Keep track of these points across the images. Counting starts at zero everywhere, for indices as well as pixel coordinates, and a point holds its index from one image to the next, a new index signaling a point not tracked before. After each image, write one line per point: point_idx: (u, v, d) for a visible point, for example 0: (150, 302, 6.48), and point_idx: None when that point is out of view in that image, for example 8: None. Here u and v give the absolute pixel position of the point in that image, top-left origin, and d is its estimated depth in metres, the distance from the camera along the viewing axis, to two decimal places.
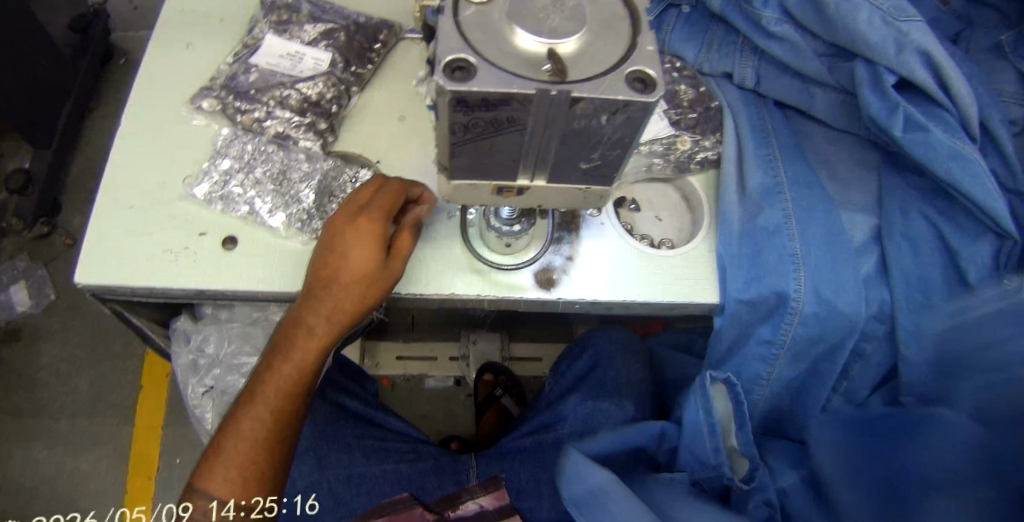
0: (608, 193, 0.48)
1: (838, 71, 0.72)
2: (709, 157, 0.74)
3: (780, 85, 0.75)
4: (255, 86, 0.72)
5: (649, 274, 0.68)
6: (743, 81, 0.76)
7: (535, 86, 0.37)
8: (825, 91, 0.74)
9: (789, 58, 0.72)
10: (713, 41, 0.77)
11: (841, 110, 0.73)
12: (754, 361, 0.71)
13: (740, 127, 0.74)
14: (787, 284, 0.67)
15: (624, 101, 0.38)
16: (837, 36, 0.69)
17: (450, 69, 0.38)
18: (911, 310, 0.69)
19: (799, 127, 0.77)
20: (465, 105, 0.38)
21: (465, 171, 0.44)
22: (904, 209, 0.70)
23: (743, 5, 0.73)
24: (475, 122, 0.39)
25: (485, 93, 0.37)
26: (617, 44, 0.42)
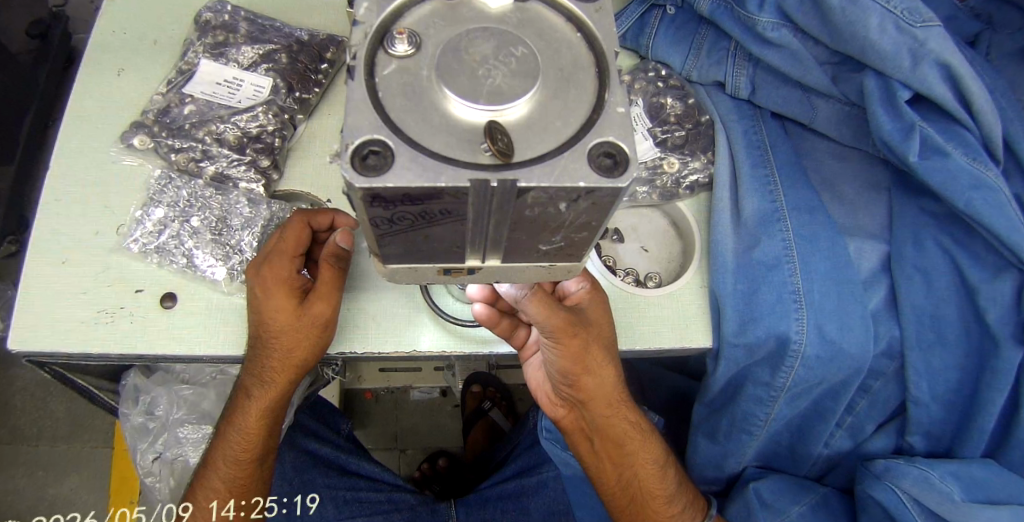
0: (576, 266, 0.41)
1: (844, 82, 0.64)
2: (700, 180, 0.66)
3: (778, 96, 0.66)
4: (190, 121, 0.66)
5: (636, 319, 0.60)
6: (737, 91, 0.68)
7: (468, 177, 0.30)
8: (829, 103, 0.65)
9: (789, 68, 0.64)
10: (702, 45, 0.69)
11: (845, 124, 0.65)
12: (750, 402, 0.64)
13: (734, 143, 0.65)
14: (787, 326, 0.58)
15: (586, 187, 0.31)
16: (844, 45, 0.60)
17: (359, 157, 0.31)
18: (922, 348, 0.63)
19: (799, 141, 0.69)
20: (382, 200, 0.31)
21: (400, 257, 0.38)
22: (916, 237, 0.63)
23: (737, 10, 0.65)
24: (400, 216, 0.33)
25: (405, 189, 0.30)
26: (577, 102, 0.34)
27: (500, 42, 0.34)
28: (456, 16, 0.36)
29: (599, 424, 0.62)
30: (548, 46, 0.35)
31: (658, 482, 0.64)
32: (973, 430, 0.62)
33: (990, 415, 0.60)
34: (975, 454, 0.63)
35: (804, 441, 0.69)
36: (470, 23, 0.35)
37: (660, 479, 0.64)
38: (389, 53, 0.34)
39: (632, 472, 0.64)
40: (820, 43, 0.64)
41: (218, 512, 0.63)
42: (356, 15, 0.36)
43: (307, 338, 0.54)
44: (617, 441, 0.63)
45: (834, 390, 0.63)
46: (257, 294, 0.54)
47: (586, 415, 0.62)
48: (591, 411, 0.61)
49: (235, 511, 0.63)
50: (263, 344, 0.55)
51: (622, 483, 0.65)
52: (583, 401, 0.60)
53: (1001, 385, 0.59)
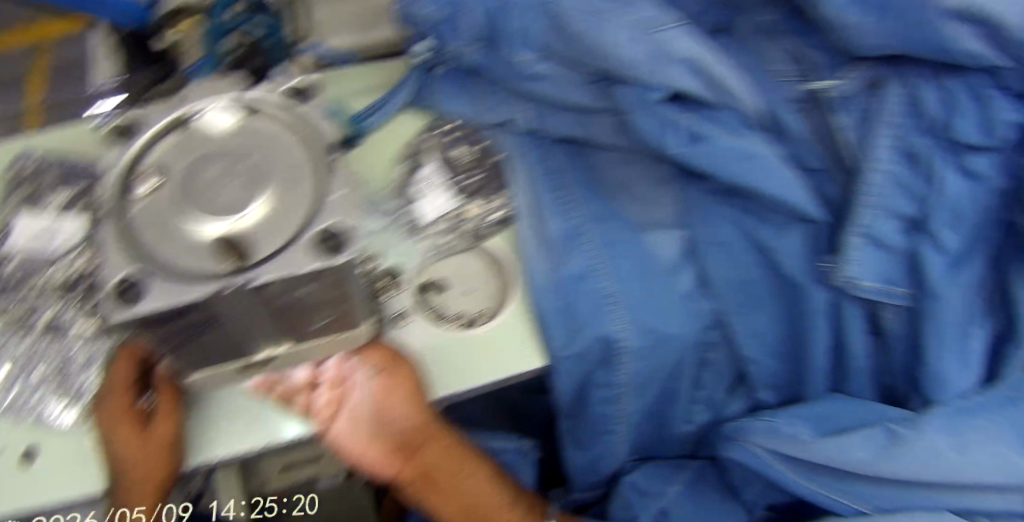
0: (359, 333, 0.46)
1: (606, 96, 0.71)
2: (501, 216, 0.71)
3: (560, 122, 0.74)
4: (16, 275, 0.67)
5: (473, 361, 0.64)
6: (523, 125, 0.75)
7: (207, 290, 0.34)
8: (602, 119, 0.73)
9: (560, 93, 0.72)
10: (479, 94, 0.77)
11: (620, 133, 0.73)
12: (599, 404, 0.69)
13: (523, 179, 0.72)
14: (606, 330, 0.65)
15: (313, 270, 0.35)
16: (595, 62, 0.67)
17: (119, 290, 0.34)
18: (741, 311, 0.71)
19: (591, 159, 0.75)
20: (150, 321, 0.36)
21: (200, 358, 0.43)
22: (706, 218, 0.71)
23: (502, 59, 0.72)
24: (171, 332, 0.38)
25: (161, 310, 0.35)
26: (299, 196, 0.37)
27: (228, 162, 0.39)
28: (190, 144, 0.40)
29: (432, 461, 0.66)
30: (268, 153, 0.39)
31: (492, 503, 0.68)
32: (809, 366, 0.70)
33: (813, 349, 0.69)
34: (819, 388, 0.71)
35: (667, 425, 0.75)
36: (202, 149, 0.40)
37: (499, 499, 0.69)
38: (135, 195, 0.39)
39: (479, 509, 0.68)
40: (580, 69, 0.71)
41: None
42: (106, 164, 0.40)
43: (158, 460, 0.58)
44: (451, 472, 0.67)
45: (672, 372, 0.70)
46: (103, 431, 0.59)
47: (419, 458, 0.66)
48: (425, 455, 0.66)
49: None
50: (119, 478, 0.58)
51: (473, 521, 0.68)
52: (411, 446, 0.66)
53: (815, 319, 0.68)
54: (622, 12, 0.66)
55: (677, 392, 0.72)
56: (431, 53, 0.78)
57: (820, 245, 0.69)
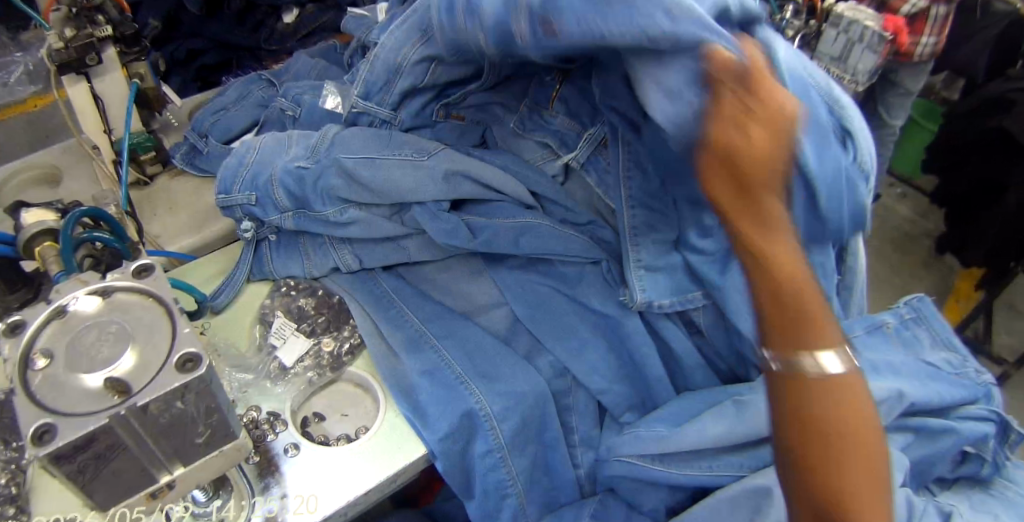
0: (243, 443, 0.55)
1: (408, 220, 0.88)
2: (354, 343, 0.87)
3: (377, 254, 0.90)
4: None
5: (361, 461, 0.76)
6: (349, 266, 0.91)
7: (104, 416, 0.44)
8: (412, 240, 0.90)
9: (367, 233, 0.87)
10: (307, 249, 0.92)
11: (429, 248, 0.90)
12: (490, 470, 0.78)
13: (361, 305, 0.88)
14: (467, 403, 0.77)
15: (181, 384, 0.46)
16: (390, 196, 0.85)
17: (36, 437, 0.42)
18: (574, 356, 0.83)
19: (414, 276, 0.92)
20: (60, 457, 0.44)
21: (106, 498, 0.51)
22: (519, 287, 0.89)
23: (315, 215, 0.88)
24: (82, 464, 0.46)
25: (71, 442, 0.43)
26: (161, 338, 0.49)
27: (99, 329, 0.49)
28: (69, 327, 0.50)
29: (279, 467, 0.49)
30: (133, 316, 0.51)
31: None
32: (648, 375, 0.84)
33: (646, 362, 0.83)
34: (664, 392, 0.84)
35: (556, 473, 0.84)
36: (79, 325, 0.50)
37: None
38: (32, 370, 0.47)
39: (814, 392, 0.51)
40: (378, 205, 0.88)
41: None
42: None
43: None
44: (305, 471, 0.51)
45: (533, 420, 0.80)
46: None
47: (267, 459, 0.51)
48: None
49: None
50: None
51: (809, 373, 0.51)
52: (736, 156, 0.52)
53: (634, 336, 0.83)
54: (396, 157, 0.87)
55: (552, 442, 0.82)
56: (255, 230, 0.93)
57: (614, 278, 0.87)
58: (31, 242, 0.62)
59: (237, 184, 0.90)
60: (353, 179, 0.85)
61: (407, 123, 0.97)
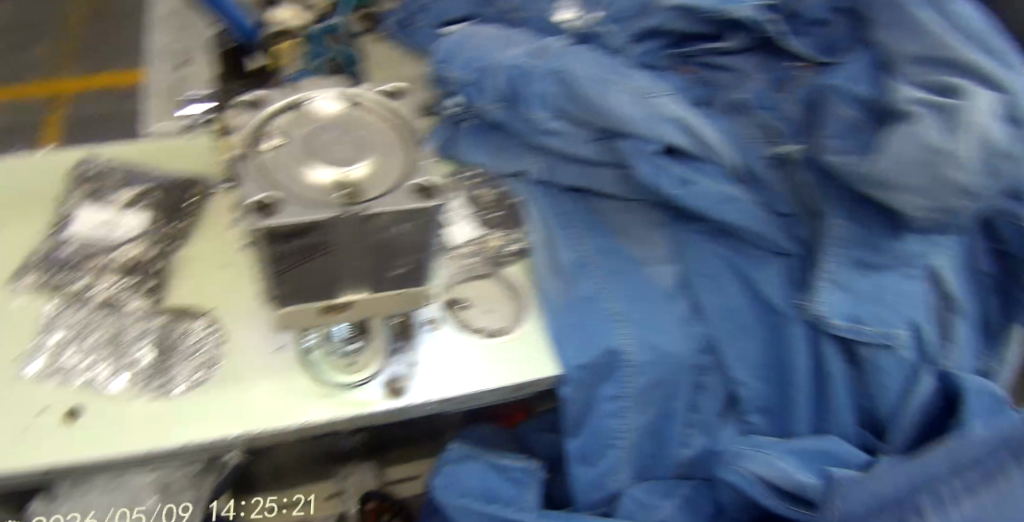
0: (422, 292, 0.53)
1: (610, 150, 0.81)
2: (518, 248, 0.84)
3: (568, 172, 0.84)
4: (75, 257, 0.72)
5: (490, 362, 0.71)
6: (536, 175, 0.86)
7: (331, 212, 0.42)
8: (606, 169, 0.84)
9: (567, 147, 0.82)
10: (500, 144, 0.88)
11: (620, 183, 0.83)
12: (608, 418, 0.74)
13: (539, 212, 0.84)
14: (615, 341, 0.72)
15: (414, 208, 0.44)
16: (605, 119, 0.78)
17: (258, 207, 0.42)
18: (732, 337, 0.78)
19: (595, 205, 0.85)
20: (278, 236, 0.43)
21: (288, 295, 0.49)
22: (695, 254, 0.81)
23: (524, 115, 0.83)
24: (285, 252, 0.44)
25: (292, 224, 0.42)
26: (396, 159, 0.47)
27: (339, 131, 0.49)
28: (306, 118, 0.50)
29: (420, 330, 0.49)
30: (368, 129, 0.49)
31: None
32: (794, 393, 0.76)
33: (799, 371, 0.76)
34: (806, 410, 0.77)
35: (664, 444, 0.78)
36: (317, 121, 0.49)
37: None
38: (264, 146, 0.48)
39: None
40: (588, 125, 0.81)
41: None
42: (242, 122, 0.50)
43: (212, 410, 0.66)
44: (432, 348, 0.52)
45: (671, 384, 0.76)
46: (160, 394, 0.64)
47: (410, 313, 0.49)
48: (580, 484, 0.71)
49: None
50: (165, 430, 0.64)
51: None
52: None
53: (798, 345, 0.76)
54: (618, 81, 0.78)
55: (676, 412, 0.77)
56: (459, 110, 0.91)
57: (797, 278, 0.79)
58: (281, 38, 1.04)
59: (456, 60, 0.87)
60: (575, 92, 0.78)
61: (636, 59, 0.88)
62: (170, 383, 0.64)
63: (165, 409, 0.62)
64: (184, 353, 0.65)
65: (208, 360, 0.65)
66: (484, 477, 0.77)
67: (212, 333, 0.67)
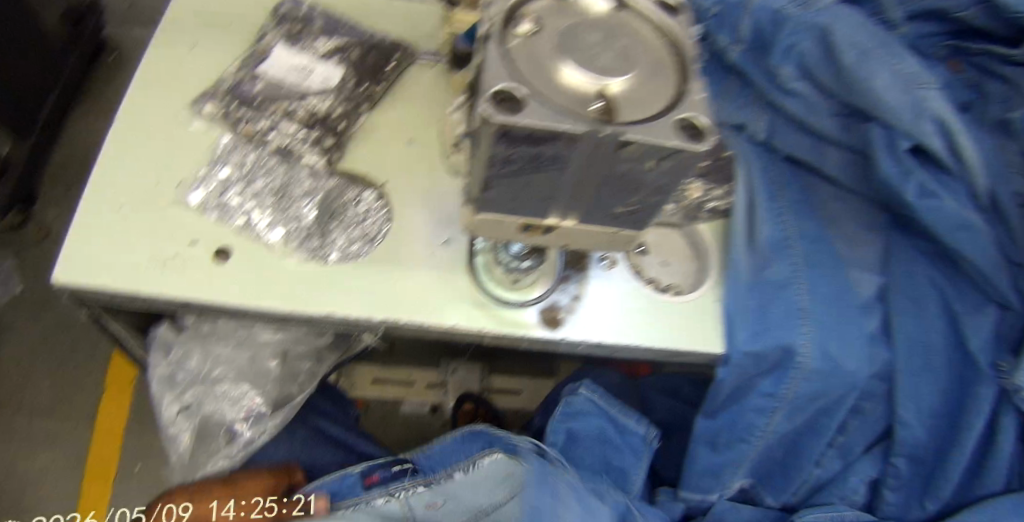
0: (636, 237, 0.47)
1: (854, 131, 0.72)
2: (719, 206, 0.75)
3: (792, 141, 0.76)
4: (262, 96, 0.71)
5: (647, 323, 0.66)
6: (755, 133, 0.78)
7: (584, 125, 0.36)
8: (836, 150, 0.74)
9: (804, 115, 0.73)
10: (728, 91, 0.80)
11: (853, 167, 0.74)
12: (751, 411, 0.70)
13: (752, 177, 0.74)
14: (793, 339, 0.65)
15: (674, 146, 0.37)
16: (856, 98, 0.68)
17: (498, 99, 0.36)
18: (913, 372, 0.69)
19: (809, 183, 0.77)
20: (509, 137, 0.36)
21: (495, 205, 0.43)
22: (910, 272, 0.71)
23: (767, 66, 0.74)
24: (515, 157, 0.38)
25: (534, 128, 0.35)
26: (662, 88, 0.41)
27: (604, 34, 0.41)
28: (567, 10, 0.43)
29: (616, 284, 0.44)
30: (638, 40, 0.42)
31: None
32: (953, 456, 0.69)
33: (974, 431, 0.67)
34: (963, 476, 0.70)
35: (798, 455, 0.75)
36: (579, 17, 0.43)
37: None
38: (515, 29, 0.41)
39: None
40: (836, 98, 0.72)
41: (260, 505, 0.78)
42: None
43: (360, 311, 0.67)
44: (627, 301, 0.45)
45: (831, 407, 0.70)
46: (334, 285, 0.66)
47: None
48: None
49: (235, 511, 0.77)
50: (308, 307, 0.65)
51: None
52: None
53: (979, 407, 0.67)
54: (890, 58, 0.66)
55: (820, 426, 0.72)
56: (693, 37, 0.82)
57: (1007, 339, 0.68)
58: None
59: None
60: (831, 55, 0.69)
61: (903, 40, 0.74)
62: (327, 247, 0.63)
63: (312, 275, 0.61)
64: (345, 221, 0.64)
65: (367, 236, 0.64)
66: (599, 430, 0.79)
67: (377, 207, 0.65)
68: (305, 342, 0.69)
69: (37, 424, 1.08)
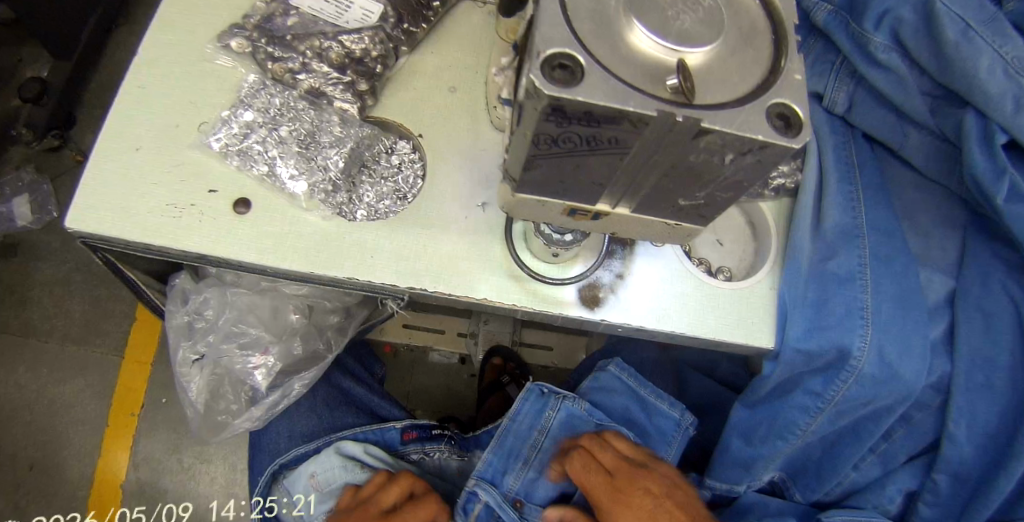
0: (697, 232, 0.41)
1: (943, 115, 0.65)
2: (787, 184, 0.66)
3: (876, 118, 0.68)
4: (293, 32, 0.64)
5: (695, 307, 0.60)
6: (833, 105, 0.69)
7: (656, 107, 0.30)
8: (920, 132, 0.67)
9: (891, 92, 0.65)
10: (809, 54, 0.71)
11: (937, 157, 0.67)
12: (794, 410, 0.65)
13: (825, 153, 0.66)
14: (851, 340, 0.60)
15: (761, 142, 0.31)
16: (952, 81, 0.61)
17: (549, 66, 0.30)
18: (969, 390, 0.66)
19: (887, 167, 0.71)
20: (560, 114, 0.31)
21: (536, 186, 0.37)
22: (986, 277, 0.67)
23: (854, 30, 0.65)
24: (567, 136, 0.32)
25: (590, 106, 0.30)
26: (753, 64, 0.34)
27: None
28: None
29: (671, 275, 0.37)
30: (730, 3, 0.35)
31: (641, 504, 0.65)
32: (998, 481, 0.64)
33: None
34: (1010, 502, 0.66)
35: (834, 459, 0.72)
36: None
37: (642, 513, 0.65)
38: None
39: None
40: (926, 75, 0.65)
41: None
42: None
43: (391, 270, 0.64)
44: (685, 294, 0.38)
45: (879, 413, 0.66)
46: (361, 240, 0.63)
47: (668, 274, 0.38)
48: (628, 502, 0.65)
49: None
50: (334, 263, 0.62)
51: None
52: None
53: None
54: (995, 39, 0.58)
55: (863, 427, 0.68)
56: None
57: None
58: None
59: None
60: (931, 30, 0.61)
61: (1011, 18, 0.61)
62: (354, 203, 0.59)
63: (334, 233, 0.57)
64: (377, 174, 0.61)
65: (398, 191, 0.60)
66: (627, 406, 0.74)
67: (412, 160, 0.61)
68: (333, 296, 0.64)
69: (66, 350, 1.11)
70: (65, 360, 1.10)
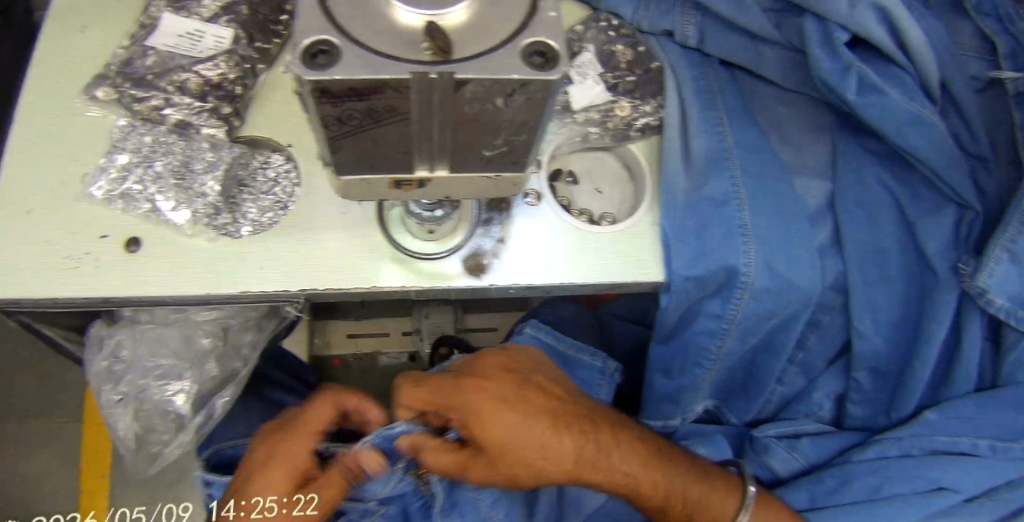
0: (521, 179, 0.45)
1: (786, 27, 0.70)
2: (651, 122, 0.69)
3: (726, 42, 0.71)
4: (153, 71, 0.66)
5: (579, 254, 0.63)
6: (685, 40, 0.72)
7: (408, 70, 0.32)
8: (775, 50, 0.71)
9: (733, 13, 0.69)
10: None
11: (794, 69, 0.71)
12: (702, 335, 0.68)
13: (682, 86, 0.70)
14: (736, 258, 0.63)
15: (519, 79, 0.33)
16: None
17: (309, 54, 0.32)
18: (867, 284, 0.69)
19: (748, 87, 0.74)
20: (330, 95, 0.33)
21: (352, 165, 0.40)
22: (859, 174, 0.70)
23: None
24: (348, 113, 0.35)
25: (352, 82, 0.32)
26: (512, 9, 0.36)
27: None
28: None
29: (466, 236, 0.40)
30: None
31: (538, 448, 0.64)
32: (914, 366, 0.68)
33: (936, 334, 0.66)
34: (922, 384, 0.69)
35: (756, 374, 0.75)
36: None
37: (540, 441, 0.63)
38: None
39: (557, 439, 0.63)
40: None
41: (260, 504, 0.65)
42: None
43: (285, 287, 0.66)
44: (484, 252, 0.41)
45: (784, 323, 0.68)
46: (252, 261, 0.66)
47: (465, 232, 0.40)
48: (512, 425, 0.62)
49: (235, 511, 0.66)
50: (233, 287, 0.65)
51: (514, 475, 0.63)
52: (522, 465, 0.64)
53: (942, 311, 0.66)
54: None
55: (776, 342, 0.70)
56: None
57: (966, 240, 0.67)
58: None
59: None
60: None
61: None
62: (238, 222, 0.60)
63: (223, 254, 0.59)
64: (255, 191, 0.62)
65: (278, 202, 0.62)
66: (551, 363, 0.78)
67: (286, 170, 0.63)
68: (239, 315, 0.67)
69: (28, 425, 1.14)
70: (29, 435, 1.14)
